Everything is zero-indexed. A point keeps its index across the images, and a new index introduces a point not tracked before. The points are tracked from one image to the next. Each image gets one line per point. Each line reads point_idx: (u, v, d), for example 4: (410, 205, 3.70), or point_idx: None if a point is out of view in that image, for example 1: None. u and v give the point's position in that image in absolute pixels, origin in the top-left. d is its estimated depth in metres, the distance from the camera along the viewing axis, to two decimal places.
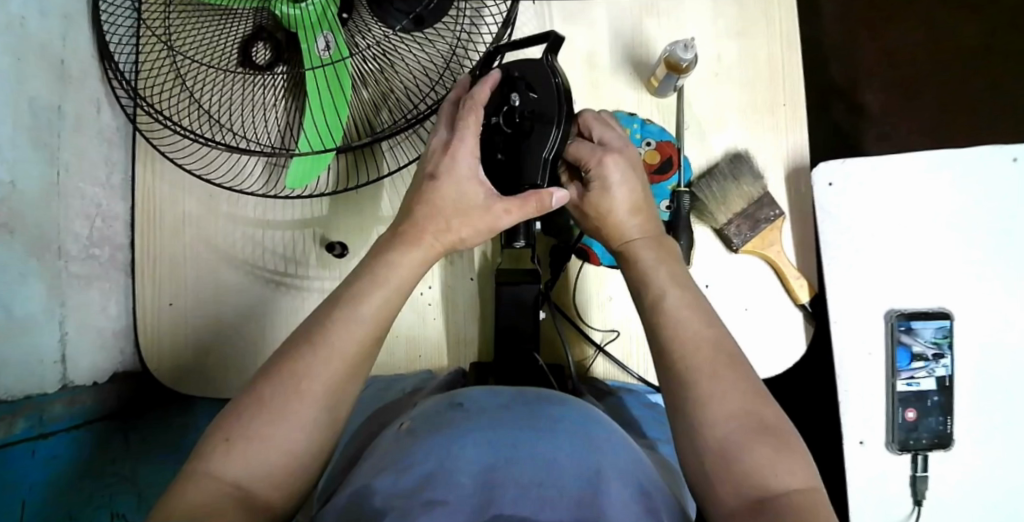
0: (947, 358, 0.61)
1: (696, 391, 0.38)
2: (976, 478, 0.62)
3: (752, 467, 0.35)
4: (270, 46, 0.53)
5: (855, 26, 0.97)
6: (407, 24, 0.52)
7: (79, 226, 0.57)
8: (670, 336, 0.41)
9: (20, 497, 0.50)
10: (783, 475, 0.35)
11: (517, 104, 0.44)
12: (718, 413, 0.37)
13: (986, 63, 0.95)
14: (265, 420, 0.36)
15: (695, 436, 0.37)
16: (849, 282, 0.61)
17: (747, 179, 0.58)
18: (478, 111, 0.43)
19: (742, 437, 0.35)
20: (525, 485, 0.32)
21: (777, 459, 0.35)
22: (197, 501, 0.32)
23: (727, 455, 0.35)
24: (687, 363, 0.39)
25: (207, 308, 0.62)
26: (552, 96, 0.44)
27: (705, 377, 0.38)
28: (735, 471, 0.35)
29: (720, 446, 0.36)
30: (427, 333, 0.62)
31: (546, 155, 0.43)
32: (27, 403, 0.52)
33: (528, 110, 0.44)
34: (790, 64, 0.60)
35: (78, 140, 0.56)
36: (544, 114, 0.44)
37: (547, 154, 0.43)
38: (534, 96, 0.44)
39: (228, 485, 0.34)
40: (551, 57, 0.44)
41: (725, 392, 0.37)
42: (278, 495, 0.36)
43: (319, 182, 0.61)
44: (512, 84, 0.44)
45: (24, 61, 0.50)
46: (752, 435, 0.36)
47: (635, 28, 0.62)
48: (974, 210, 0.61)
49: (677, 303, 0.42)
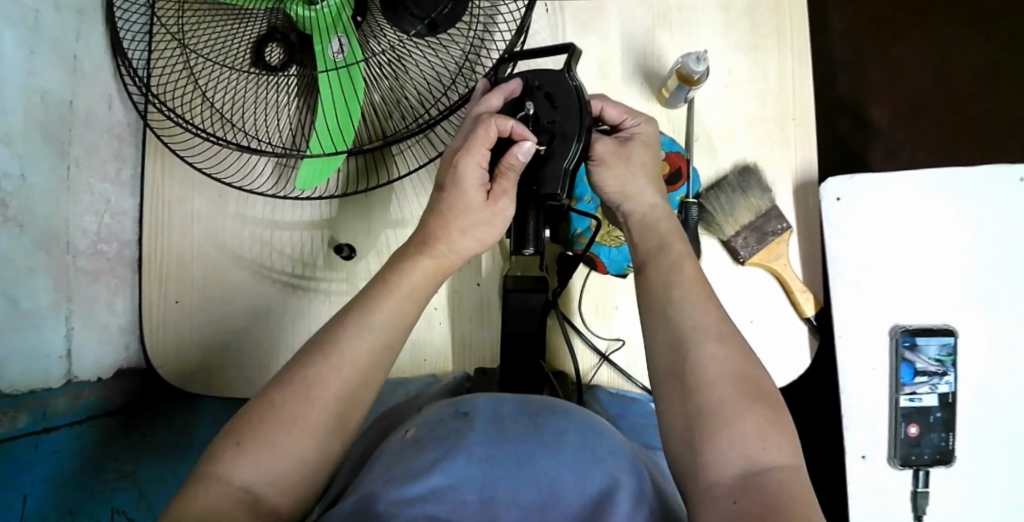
0: (949, 376, 0.61)
1: (687, 388, 0.37)
2: (975, 494, 0.62)
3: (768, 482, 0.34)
4: (283, 46, 0.53)
5: (862, 41, 0.98)
6: (421, 29, 0.52)
7: (87, 220, 0.57)
8: None
9: (23, 492, 0.50)
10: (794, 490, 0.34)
11: (534, 112, 0.46)
12: None
13: (990, 80, 0.95)
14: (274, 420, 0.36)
15: (679, 434, 0.36)
16: (855, 297, 0.62)
17: (755, 193, 0.58)
18: (489, 127, 0.44)
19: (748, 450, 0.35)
20: (526, 506, 0.32)
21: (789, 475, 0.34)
22: (207, 503, 0.32)
23: (729, 458, 0.34)
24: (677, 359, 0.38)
25: (212, 307, 0.62)
26: (572, 103, 0.46)
27: None
28: None
29: None
30: (433, 338, 0.63)
31: (567, 166, 0.45)
32: (31, 398, 0.52)
33: (547, 120, 0.46)
34: (801, 77, 0.60)
35: (89, 135, 0.57)
36: (564, 126, 0.45)
37: (568, 165, 0.45)
38: (553, 104, 0.46)
39: (236, 489, 0.34)
40: (569, 67, 0.46)
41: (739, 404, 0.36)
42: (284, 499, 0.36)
43: (328, 184, 0.61)
44: (530, 93, 0.47)
45: (38, 55, 0.51)
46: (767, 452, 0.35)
47: (647, 39, 0.62)
48: (978, 229, 0.61)
49: None
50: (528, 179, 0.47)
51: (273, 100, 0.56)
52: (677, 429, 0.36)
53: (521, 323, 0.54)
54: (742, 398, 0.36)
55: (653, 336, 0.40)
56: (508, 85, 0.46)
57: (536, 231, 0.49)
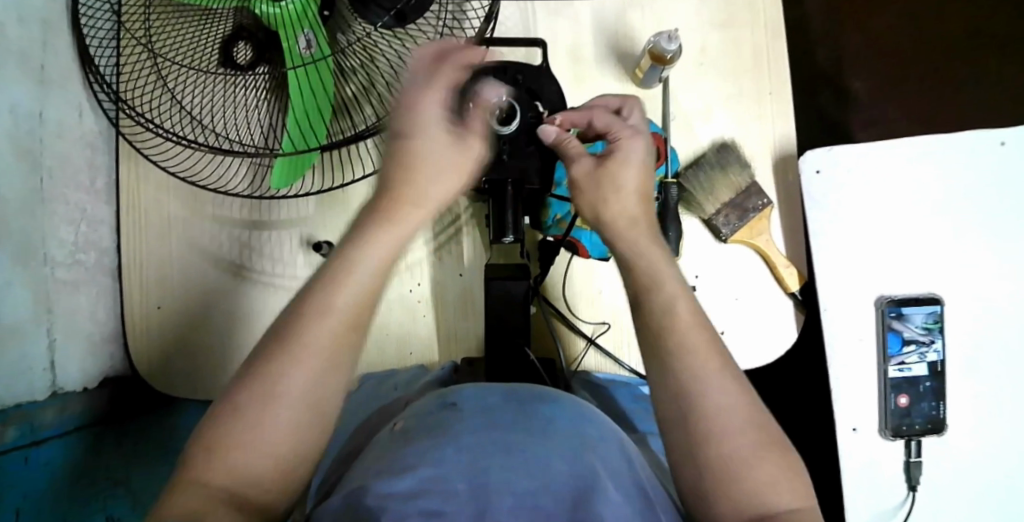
0: (938, 343, 0.61)
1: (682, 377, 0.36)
2: (973, 463, 0.62)
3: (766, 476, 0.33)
4: (251, 44, 0.52)
5: (838, 12, 0.97)
6: (388, 20, 0.50)
7: (64, 231, 0.56)
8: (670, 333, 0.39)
9: (18, 505, 0.49)
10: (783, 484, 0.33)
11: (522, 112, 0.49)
12: (720, 408, 0.35)
13: (967, 45, 0.95)
14: (257, 398, 0.34)
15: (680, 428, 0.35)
16: (842, 272, 0.61)
17: (734, 168, 0.58)
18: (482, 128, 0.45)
19: (744, 443, 0.34)
20: (520, 493, 0.31)
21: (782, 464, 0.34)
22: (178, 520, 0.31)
23: (722, 457, 0.34)
24: (659, 342, 0.39)
25: (195, 310, 0.62)
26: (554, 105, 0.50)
27: (710, 373, 0.36)
28: (740, 473, 0.33)
29: (729, 449, 0.34)
30: (417, 330, 0.62)
31: (534, 183, 0.49)
32: (16, 412, 0.52)
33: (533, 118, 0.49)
34: (775, 51, 0.60)
35: (60, 145, 0.56)
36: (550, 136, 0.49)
37: (535, 184, 0.49)
38: (534, 100, 0.50)
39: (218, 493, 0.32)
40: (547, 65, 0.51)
41: (730, 394, 0.36)
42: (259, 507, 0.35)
43: (304, 183, 0.60)
44: (514, 84, 0.50)
45: (3, 66, 0.50)
46: (756, 445, 0.34)
47: (619, 20, 0.61)
48: (962, 197, 0.61)
49: (676, 300, 0.39)
50: (500, 151, 0.48)
51: (244, 101, 0.55)
52: (682, 422, 0.36)
53: (505, 313, 0.53)
54: (723, 382, 0.36)
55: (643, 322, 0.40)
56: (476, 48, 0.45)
57: (516, 217, 0.48)
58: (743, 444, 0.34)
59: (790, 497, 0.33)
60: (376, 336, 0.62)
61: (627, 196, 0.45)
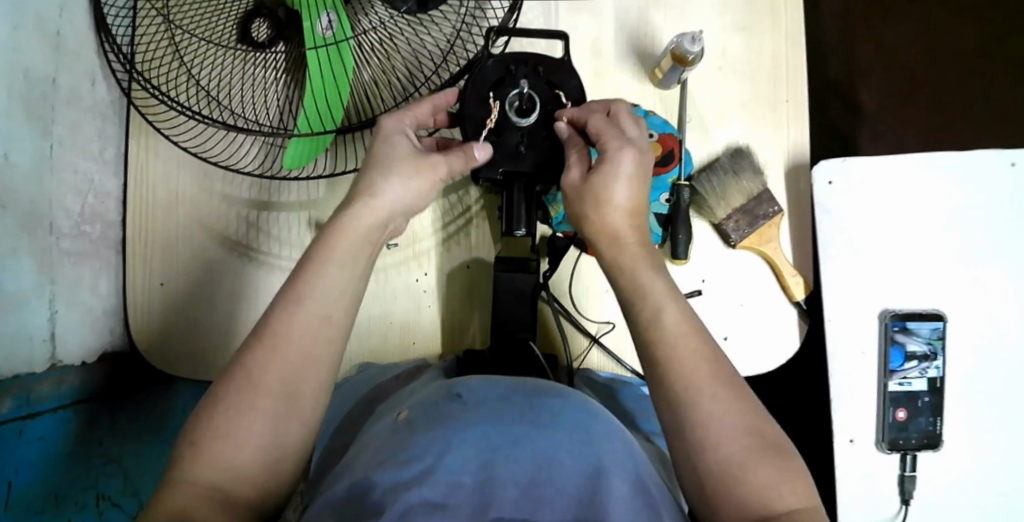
0: (939, 360, 0.62)
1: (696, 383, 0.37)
2: (967, 480, 0.62)
3: (770, 480, 0.33)
4: (270, 22, 0.51)
5: (853, 25, 0.97)
6: (411, 6, 0.50)
7: (70, 201, 0.56)
8: (681, 335, 0.39)
9: (9, 477, 0.50)
10: (783, 493, 0.33)
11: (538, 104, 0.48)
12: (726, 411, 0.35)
13: (982, 65, 0.95)
14: None
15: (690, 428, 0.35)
16: (848, 284, 0.61)
17: (746, 174, 0.58)
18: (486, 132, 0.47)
19: (751, 447, 0.34)
20: (524, 486, 0.31)
21: (784, 477, 0.34)
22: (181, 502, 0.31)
23: (726, 461, 0.34)
24: (667, 342, 0.39)
25: (199, 288, 0.62)
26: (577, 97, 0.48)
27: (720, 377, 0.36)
28: (744, 476, 0.34)
29: (734, 453, 0.34)
30: (422, 320, 0.62)
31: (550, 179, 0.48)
32: (15, 383, 0.51)
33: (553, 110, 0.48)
34: (795, 59, 0.60)
35: (71, 114, 0.55)
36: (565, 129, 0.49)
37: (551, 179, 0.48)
38: (553, 93, 0.48)
39: (205, 488, 0.33)
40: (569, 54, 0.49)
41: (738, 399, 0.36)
42: (259, 488, 0.35)
43: (317, 164, 0.60)
44: (533, 74, 0.48)
45: (20, 31, 0.49)
46: (760, 449, 0.34)
47: (641, 20, 0.61)
48: (971, 215, 0.61)
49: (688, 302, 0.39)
50: (518, 144, 0.48)
51: (261, 79, 0.54)
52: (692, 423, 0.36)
53: (512, 306, 0.53)
54: (726, 389, 0.37)
55: (656, 321, 0.40)
56: (483, 56, 0.48)
57: (529, 212, 0.48)
58: (749, 448, 0.34)
59: (795, 503, 0.33)
60: (381, 324, 0.62)
61: (619, 211, 0.44)
